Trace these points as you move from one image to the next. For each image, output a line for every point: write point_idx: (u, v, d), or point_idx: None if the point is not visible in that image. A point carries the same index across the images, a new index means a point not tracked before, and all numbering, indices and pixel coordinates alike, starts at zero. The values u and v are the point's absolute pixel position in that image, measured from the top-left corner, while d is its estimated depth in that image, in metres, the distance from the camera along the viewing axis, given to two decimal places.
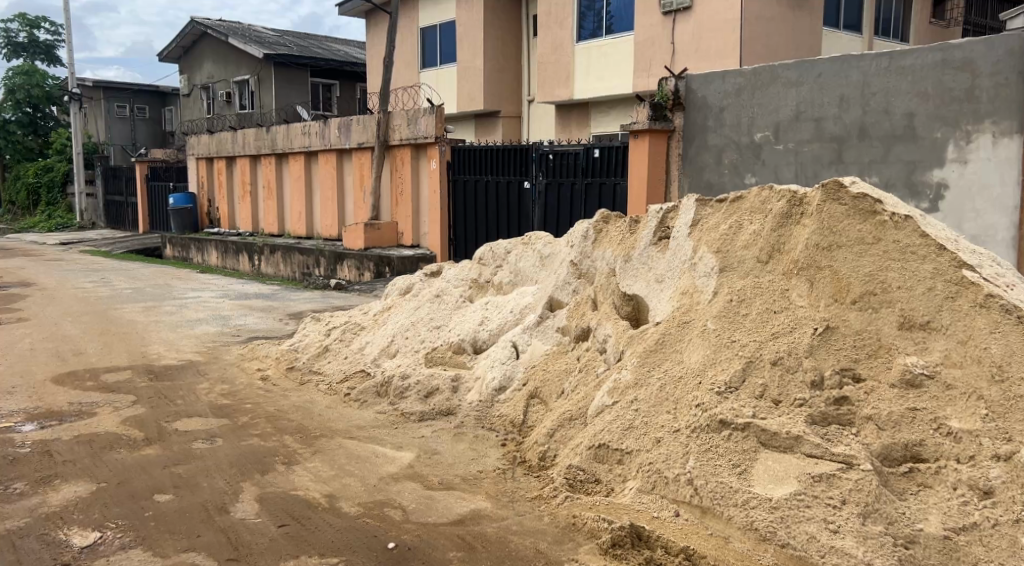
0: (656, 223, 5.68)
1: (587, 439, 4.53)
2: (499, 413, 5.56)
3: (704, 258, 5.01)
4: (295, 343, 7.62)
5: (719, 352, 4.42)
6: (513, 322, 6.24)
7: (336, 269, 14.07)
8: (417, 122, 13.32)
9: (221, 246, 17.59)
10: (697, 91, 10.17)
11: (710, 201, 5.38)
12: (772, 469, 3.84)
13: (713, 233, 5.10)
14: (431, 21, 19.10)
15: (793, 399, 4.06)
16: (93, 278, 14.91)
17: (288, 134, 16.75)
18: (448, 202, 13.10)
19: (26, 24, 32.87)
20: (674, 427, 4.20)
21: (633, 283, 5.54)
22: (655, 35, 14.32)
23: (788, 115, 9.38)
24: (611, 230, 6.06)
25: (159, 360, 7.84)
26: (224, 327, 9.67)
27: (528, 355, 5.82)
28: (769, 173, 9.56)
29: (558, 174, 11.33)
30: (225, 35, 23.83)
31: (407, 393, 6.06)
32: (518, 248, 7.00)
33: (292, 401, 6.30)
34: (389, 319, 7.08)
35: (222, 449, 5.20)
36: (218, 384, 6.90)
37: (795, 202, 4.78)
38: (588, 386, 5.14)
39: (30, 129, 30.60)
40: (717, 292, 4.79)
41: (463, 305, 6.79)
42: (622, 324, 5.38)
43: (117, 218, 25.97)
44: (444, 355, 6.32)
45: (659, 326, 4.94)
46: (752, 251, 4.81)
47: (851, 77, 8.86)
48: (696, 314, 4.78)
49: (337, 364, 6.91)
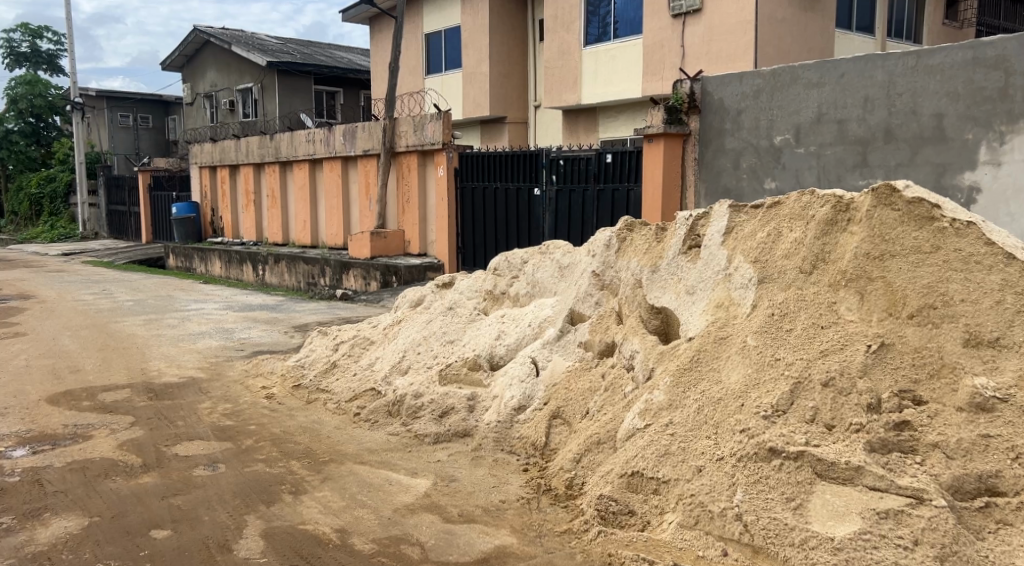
0: (685, 231, 5.29)
1: (619, 467, 4.19)
2: (520, 435, 5.22)
3: (740, 268, 4.68)
4: (301, 358, 7.28)
5: (762, 371, 4.10)
6: (531, 336, 5.89)
7: (342, 278, 13.76)
8: (423, 128, 12.97)
9: (224, 255, 17.28)
10: (713, 93, 9.82)
11: (745, 207, 5.03)
12: (831, 505, 3.54)
13: (750, 241, 4.76)
14: (435, 26, 18.81)
15: (848, 423, 3.74)
16: (94, 289, 14.62)
17: (292, 141, 16.45)
18: (455, 209, 12.78)
19: (29, 34, 32.74)
20: (716, 456, 3.87)
21: (662, 295, 5.19)
22: (665, 37, 13.99)
23: (810, 117, 9.03)
24: (636, 239, 5.70)
25: (160, 377, 7.50)
26: (227, 341, 9.35)
27: (549, 373, 5.46)
28: (791, 177, 9.22)
29: (569, 180, 11.00)
30: (228, 43, 23.59)
31: (420, 413, 5.71)
32: (535, 257, 6.65)
33: (298, 422, 5.96)
34: (400, 332, 6.72)
35: (225, 477, 4.85)
36: (221, 403, 6.55)
37: (841, 207, 4.43)
38: (616, 406, 4.80)
39: (33, 139, 30.42)
40: (757, 305, 4.46)
41: (478, 319, 6.46)
42: (650, 339, 5.04)
43: (121, 228, 25.72)
44: (458, 372, 5.91)
45: (693, 341, 4.60)
46: (793, 261, 4.46)
47: (875, 77, 8.51)
48: (734, 329, 4.45)
49: (345, 382, 6.54)
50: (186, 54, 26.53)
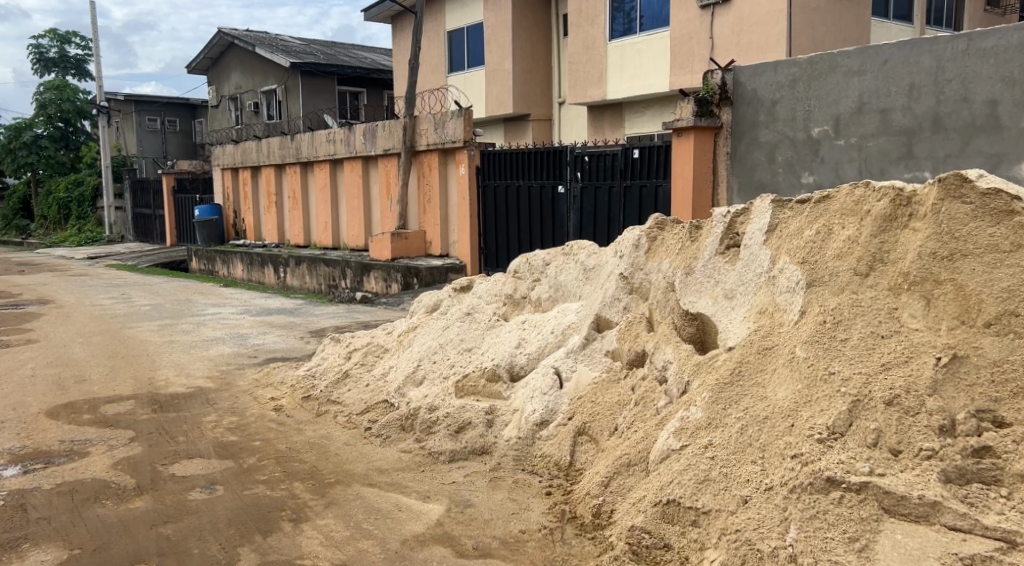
0: (723, 229, 4.82)
1: (653, 494, 3.79)
2: (542, 453, 4.80)
3: (785, 270, 4.26)
4: (313, 368, 6.86)
5: (814, 388, 3.67)
6: (554, 345, 5.45)
7: (362, 281, 13.38)
8: (444, 126, 12.58)
9: (246, 258, 16.99)
10: (746, 84, 9.31)
11: (789, 202, 4.57)
12: (903, 547, 3.10)
13: (797, 241, 4.31)
14: (458, 23, 18.41)
15: (917, 449, 3.30)
16: (113, 294, 14.34)
17: (312, 142, 16.14)
18: (476, 209, 12.38)
19: (58, 40, 32.91)
20: (765, 485, 3.47)
21: (697, 300, 4.75)
22: (693, 30, 13.46)
23: (850, 107, 8.50)
24: (667, 238, 5.24)
25: (167, 387, 7.12)
26: (240, 348, 8.97)
27: (573, 385, 5.04)
28: (829, 171, 8.71)
29: (595, 177, 10.55)
30: (251, 44, 23.39)
31: (435, 428, 5.28)
32: (558, 259, 6.16)
33: (306, 437, 5.57)
34: (415, 340, 6.29)
35: (221, 502, 4.45)
36: (227, 416, 6.16)
37: (902, 201, 3.96)
38: (648, 424, 4.37)
39: (61, 143, 30.52)
40: (806, 311, 4.05)
41: (497, 325, 6.00)
42: (685, 349, 4.61)
43: (146, 231, 25.60)
44: (476, 384, 5.48)
45: (734, 353, 4.20)
46: (847, 262, 4.02)
47: (921, 63, 7.96)
48: (781, 340, 4.04)
49: (357, 393, 6.12)
50: (210, 56, 26.41)
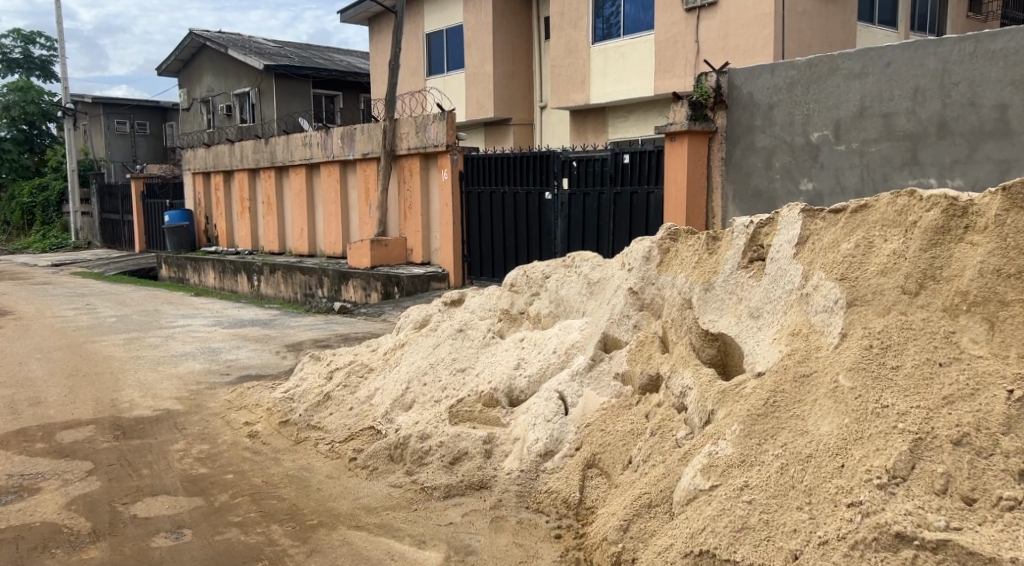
0: (745, 241, 4.42)
1: (681, 542, 3.39)
2: (548, 489, 4.34)
3: (821, 286, 3.84)
4: (290, 389, 6.31)
5: (864, 422, 3.28)
6: (557, 365, 4.99)
7: (340, 290, 12.86)
8: (426, 129, 12.08)
9: (218, 266, 16.38)
10: (741, 87, 8.91)
11: (821, 211, 4.16)
12: None
13: (833, 255, 3.91)
14: (436, 25, 17.93)
15: (995, 498, 2.94)
16: (77, 305, 13.67)
17: (287, 145, 15.58)
18: (460, 215, 11.90)
19: (22, 40, 31.99)
20: (818, 538, 3.07)
21: (718, 319, 4.34)
22: (678, 33, 13.10)
23: (851, 111, 8.13)
24: (682, 250, 4.82)
25: (132, 410, 6.55)
26: (212, 364, 8.42)
27: (580, 411, 4.59)
28: (829, 177, 8.32)
29: (583, 183, 10.13)
30: (223, 46, 22.75)
31: (427, 459, 4.81)
32: (559, 271, 5.72)
33: (284, 469, 5.08)
34: (403, 359, 5.80)
35: (189, 550, 3.96)
36: (196, 444, 5.64)
37: (956, 212, 3.59)
38: (670, 458, 3.93)
39: (25, 147, 29.71)
40: (847, 333, 3.65)
41: (492, 343, 5.55)
42: (706, 373, 4.17)
43: (115, 237, 24.82)
44: (472, 410, 4.99)
45: (764, 380, 3.79)
46: (893, 279, 3.63)
47: (926, 65, 7.61)
48: (819, 366, 3.63)
49: (340, 417, 5.62)
50: (182, 58, 25.73)
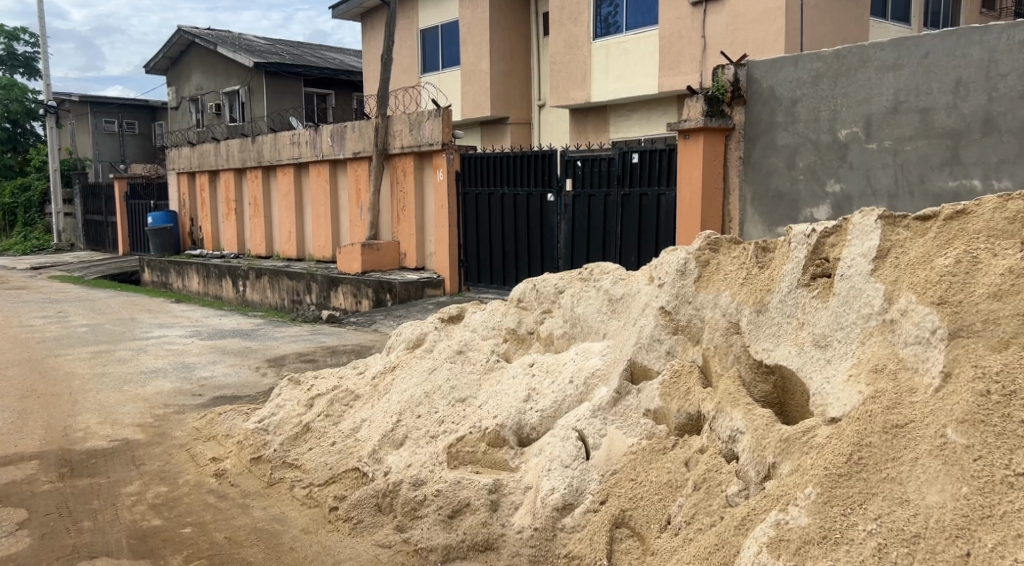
0: (806, 254, 3.64)
1: None
2: (568, 553, 3.57)
3: (913, 310, 3.10)
4: (264, 417, 5.48)
5: (992, 495, 2.58)
6: (574, 398, 4.21)
7: (329, 297, 12.07)
8: (421, 127, 11.29)
9: (202, 270, 15.56)
10: (761, 80, 8.13)
11: (902, 219, 3.44)
12: None
13: (923, 272, 3.17)
14: (431, 21, 17.15)
15: None
16: (47, 313, 12.82)
17: (275, 144, 14.80)
18: (455, 218, 11.11)
19: (5, 37, 31.13)
20: None
21: (775, 348, 3.59)
22: (685, 28, 12.34)
23: (884, 107, 7.35)
24: (725, 262, 4.05)
25: (86, 441, 5.75)
26: (184, 383, 7.58)
27: (604, 455, 3.82)
28: (859, 178, 7.53)
29: (589, 185, 9.38)
30: (212, 43, 21.94)
31: (422, 512, 4.05)
32: (574, 285, 4.91)
33: (252, 520, 4.34)
34: (393, 387, 4.99)
35: None
36: (154, 485, 4.86)
37: None
38: (721, 523, 3.16)
39: (8, 146, 28.84)
40: (951, 374, 2.91)
41: (497, 368, 4.78)
42: (762, 415, 3.39)
43: (98, 239, 23.94)
44: (474, 451, 4.21)
45: (841, 428, 3.04)
46: (1011, 305, 2.92)
47: (970, 55, 6.82)
48: (916, 415, 2.88)
49: (319, 454, 4.83)
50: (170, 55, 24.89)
